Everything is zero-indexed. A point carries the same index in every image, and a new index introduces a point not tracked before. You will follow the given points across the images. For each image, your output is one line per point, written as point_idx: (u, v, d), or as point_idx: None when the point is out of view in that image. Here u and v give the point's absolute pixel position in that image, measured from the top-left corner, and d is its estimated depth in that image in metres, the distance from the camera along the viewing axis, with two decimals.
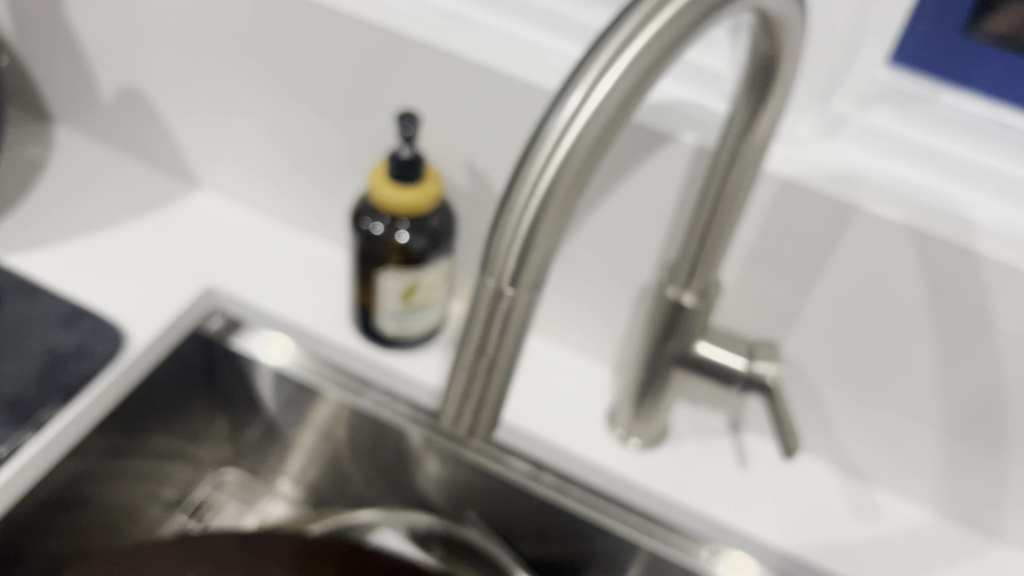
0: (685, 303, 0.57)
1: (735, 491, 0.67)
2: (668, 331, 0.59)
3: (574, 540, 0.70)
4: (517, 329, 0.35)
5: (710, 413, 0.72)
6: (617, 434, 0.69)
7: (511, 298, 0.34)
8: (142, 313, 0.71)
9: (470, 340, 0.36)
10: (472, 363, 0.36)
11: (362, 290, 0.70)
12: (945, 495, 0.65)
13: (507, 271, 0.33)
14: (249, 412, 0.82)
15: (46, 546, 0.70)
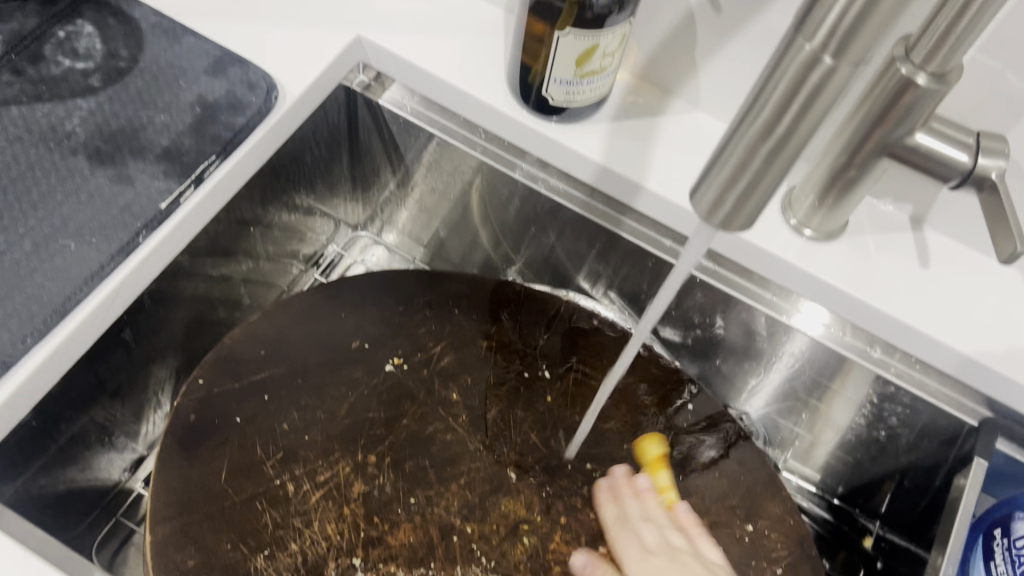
0: (918, 83, 0.51)
1: (916, 289, 0.63)
2: (884, 113, 0.54)
3: (722, 324, 0.72)
4: (820, 103, 0.32)
5: (893, 207, 0.67)
6: (791, 222, 0.65)
7: (828, 69, 0.31)
8: (292, 66, 0.67)
9: (757, 118, 0.33)
10: (748, 149, 0.34)
11: (528, 49, 0.63)
12: None
13: (831, 29, 0.31)
14: (386, 177, 0.82)
15: (202, 294, 0.72)
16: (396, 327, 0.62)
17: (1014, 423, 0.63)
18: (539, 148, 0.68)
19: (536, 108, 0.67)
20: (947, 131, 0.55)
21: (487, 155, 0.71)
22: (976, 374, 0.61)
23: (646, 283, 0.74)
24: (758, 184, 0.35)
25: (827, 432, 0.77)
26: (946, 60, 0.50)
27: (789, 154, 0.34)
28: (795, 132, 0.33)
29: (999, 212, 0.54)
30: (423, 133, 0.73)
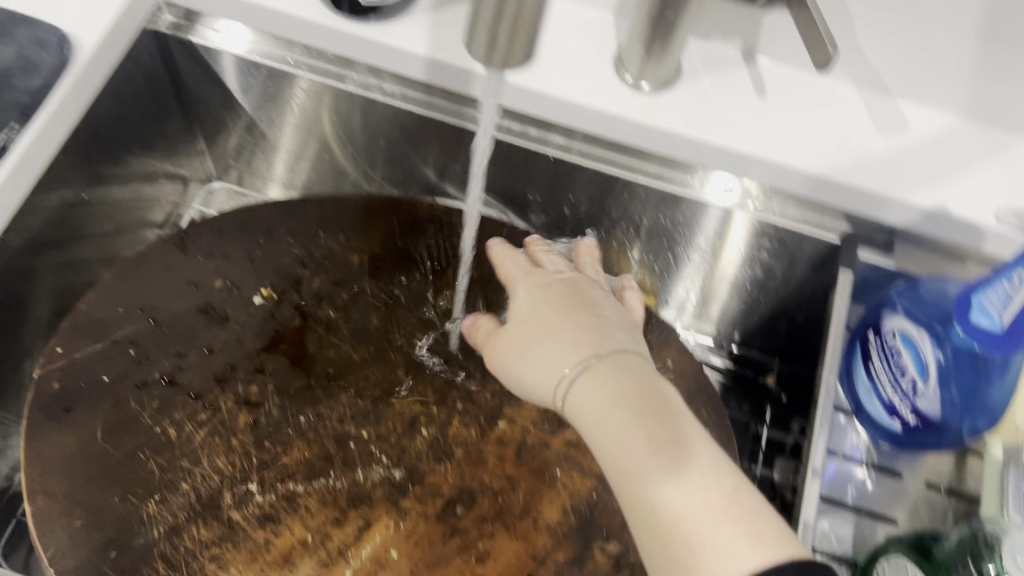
0: None
1: (757, 118, 0.63)
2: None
3: (587, 199, 0.72)
4: None
5: (723, 43, 0.67)
6: (626, 79, 0.64)
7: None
8: (90, 17, 0.63)
9: None
10: None
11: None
12: (975, 94, 0.62)
13: None
14: (224, 120, 0.80)
15: (53, 270, 0.69)
16: (262, 263, 0.60)
17: (873, 231, 0.64)
18: (365, 54, 0.67)
19: (353, 13, 0.66)
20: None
21: (316, 73, 0.69)
22: (830, 189, 0.62)
23: (505, 177, 0.73)
24: None
25: (715, 284, 0.78)
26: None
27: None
28: None
29: (810, 22, 0.55)
30: (244, 64, 0.70)
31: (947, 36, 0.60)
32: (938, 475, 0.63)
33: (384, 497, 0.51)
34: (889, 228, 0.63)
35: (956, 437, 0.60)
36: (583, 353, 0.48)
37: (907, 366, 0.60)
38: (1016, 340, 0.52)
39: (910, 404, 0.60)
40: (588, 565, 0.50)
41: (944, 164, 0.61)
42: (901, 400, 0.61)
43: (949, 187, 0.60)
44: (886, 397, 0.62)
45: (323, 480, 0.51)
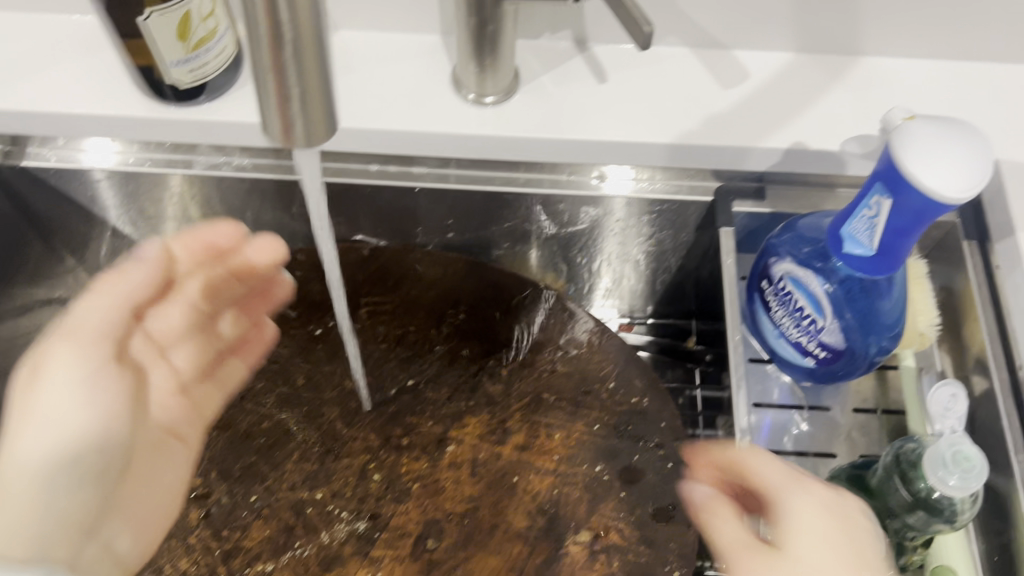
0: None
1: (601, 102, 0.66)
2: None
3: (469, 219, 0.74)
4: None
5: (553, 38, 0.68)
6: (470, 97, 0.65)
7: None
8: None
9: (258, 21, 0.31)
10: (276, 64, 0.32)
11: (131, 49, 0.60)
12: (801, 29, 0.66)
13: None
14: (85, 229, 0.78)
15: None
16: None
17: (742, 182, 0.67)
18: (204, 137, 0.66)
19: (178, 98, 0.63)
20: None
21: (160, 165, 0.68)
22: (688, 155, 0.65)
23: (384, 215, 0.73)
24: (310, 85, 0.33)
25: (619, 266, 0.81)
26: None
27: (312, 40, 0.32)
28: (302, 32, 0.31)
29: (621, 3, 0.54)
30: (82, 173, 0.68)
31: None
32: (862, 400, 0.67)
33: (354, 553, 0.54)
34: (757, 176, 0.67)
35: (864, 364, 0.61)
36: (777, 554, 0.43)
37: (804, 306, 0.60)
38: (893, 256, 0.52)
39: (816, 341, 0.61)
40: (563, 561, 0.54)
41: (789, 104, 0.65)
42: (807, 338, 0.61)
43: (796, 125, 0.64)
44: (794, 338, 0.63)
45: (291, 553, 0.54)
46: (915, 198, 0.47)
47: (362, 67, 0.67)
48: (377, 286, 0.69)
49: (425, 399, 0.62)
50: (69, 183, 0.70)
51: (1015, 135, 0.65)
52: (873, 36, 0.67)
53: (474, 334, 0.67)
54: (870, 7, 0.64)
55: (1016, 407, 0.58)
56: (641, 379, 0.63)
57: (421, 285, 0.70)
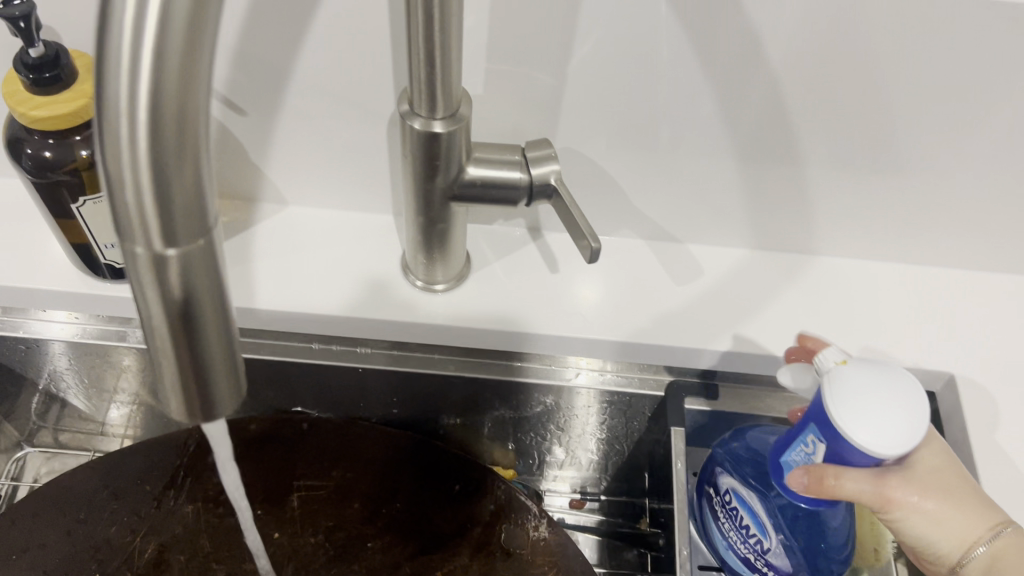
0: (436, 130, 0.50)
1: (555, 292, 0.65)
2: (431, 164, 0.53)
3: (414, 398, 0.71)
4: (201, 283, 0.27)
5: (507, 225, 0.68)
6: (418, 283, 0.64)
7: (177, 261, 0.26)
8: None
9: (152, 319, 0.28)
10: (173, 356, 0.29)
11: (65, 228, 0.57)
12: (756, 228, 0.66)
13: (145, 224, 0.25)
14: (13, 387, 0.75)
15: None
16: (84, 542, 0.60)
17: (694, 378, 0.65)
18: (139, 312, 0.64)
19: (114, 274, 0.61)
20: (495, 156, 0.54)
21: (91, 336, 0.65)
22: (639, 352, 0.63)
23: (325, 392, 0.71)
24: (213, 371, 0.30)
25: (570, 443, 0.78)
26: (446, 100, 0.49)
27: (215, 326, 0.29)
28: (204, 327, 0.29)
29: (569, 215, 0.53)
30: (9, 340, 0.65)
31: (712, 174, 0.62)
32: None
33: None
34: (709, 373, 0.65)
35: None
36: None
37: (749, 523, 0.57)
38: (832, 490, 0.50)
39: (763, 559, 0.57)
40: None
41: (743, 304, 0.65)
42: (754, 556, 0.58)
43: (749, 326, 0.63)
44: (742, 552, 0.59)
45: None
46: (852, 445, 0.45)
47: (311, 246, 0.66)
48: (312, 468, 0.66)
49: None
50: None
51: (970, 344, 0.64)
52: (827, 238, 0.66)
53: (411, 526, 0.64)
54: (822, 211, 0.64)
55: None
56: None
57: (359, 467, 0.67)
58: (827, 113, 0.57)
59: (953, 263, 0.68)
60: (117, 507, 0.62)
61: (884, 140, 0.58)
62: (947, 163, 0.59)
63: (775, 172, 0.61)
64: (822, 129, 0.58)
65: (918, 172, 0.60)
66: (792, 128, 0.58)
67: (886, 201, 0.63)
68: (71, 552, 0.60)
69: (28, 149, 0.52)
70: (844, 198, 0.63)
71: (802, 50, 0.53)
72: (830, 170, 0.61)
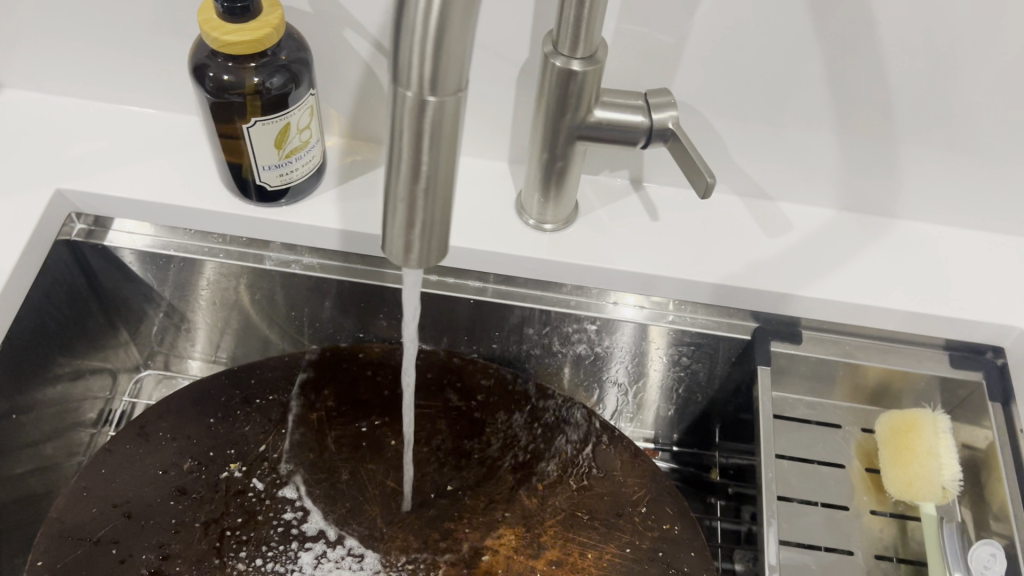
0: (574, 69, 0.57)
1: (655, 237, 0.71)
2: (562, 104, 0.59)
3: (514, 334, 0.77)
4: (446, 133, 0.34)
5: (611, 176, 0.74)
6: (531, 222, 0.70)
7: (437, 106, 0.33)
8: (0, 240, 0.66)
9: (399, 160, 0.35)
10: (408, 196, 0.36)
11: (226, 148, 0.64)
12: (844, 191, 0.71)
13: (420, 72, 0.32)
14: (143, 306, 0.81)
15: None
16: (224, 436, 0.66)
17: (778, 325, 0.71)
18: (279, 236, 0.71)
19: (261, 198, 0.68)
20: (620, 100, 0.61)
21: (232, 256, 0.72)
22: (731, 295, 0.69)
23: (433, 324, 0.77)
24: (433, 217, 0.37)
25: (651, 390, 0.83)
26: (586, 43, 0.55)
27: (445, 174, 0.35)
28: (438, 173, 0.35)
29: (686, 155, 0.59)
30: (157, 256, 0.73)
31: (810, 137, 0.67)
32: (884, 546, 0.68)
33: None
34: (793, 320, 0.71)
35: None
36: None
37: None
38: None
39: None
40: None
41: (830, 258, 0.70)
42: None
43: (835, 277, 0.69)
44: None
45: None
46: None
47: None
48: (423, 391, 0.72)
49: (463, 505, 0.66)
50: (142, 266, 0.75)
51: None
52: (909, 204, 0.72)
53: (515, 445, 0.69)
54: (909, 177, 0.69)
55: None
56: (674, 506, 0.66)
57: (462, 392, 0.72)
58: (925, 82, 0.62)
59: None
60: (252, 410, 0.68)
61: (975, 108, 0.63)
62: None
63: (868, 137, 0.66)
64: (918, 98, 0.63)
65: (1003, 142, 0.65)
66: (889, 93, 0.63)
67: (971, 169, 0.68)
68: (212, 443, 0.66)
69: (211, 72, 0.59)
70: (931, 166, 0.68)
71: (906, 19, 0.58)
72: (920, 137, 0.66)
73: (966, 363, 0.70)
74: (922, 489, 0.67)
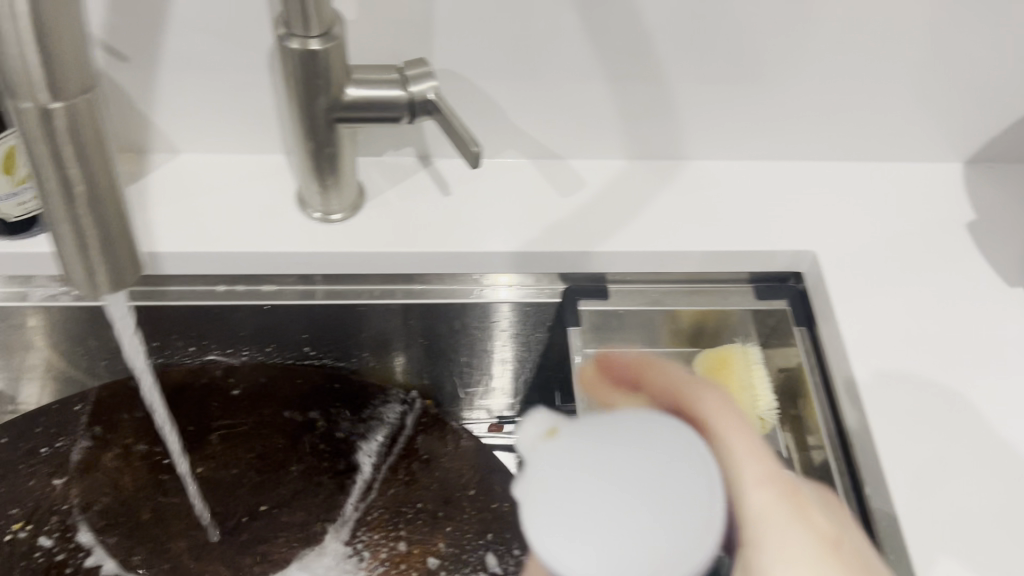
0: (313, 49, 0.53)
1: (447, 213, 0.68)
2: (310, 85, 0.56)
3: (327, 333, 0.71)
4: (91, 138, 0.33)
5: (396, 156, 0.71)
6: (315, 216, 0.66)
7: (65, 111, 0.32)
8: None
9: (48, 178, 0.34)
10: (68, 212, 0.35)
11: None
12: (630, 140, 0.71)
13: (30, 78, 0.30)
14: None
15: None
16: (15, 492, 0.66)
17: (585, 283, 0.70)
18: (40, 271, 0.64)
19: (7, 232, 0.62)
20: (374, 75, 0.57)
21: None
22: (531, 261, 0.68)
23: (238, 337, 0.71)
24: (111, 228, 0.36)
25: None
26: (318, 19, 0.52)
27: (104, 181, 0.35)
28: (98, 180, 0.35)
29: (451, 125, 0.57)
30: None
31: (583, 90, 0.66)
32: None
33: None
34: (599, 276, 0.70)
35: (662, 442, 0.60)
36: None
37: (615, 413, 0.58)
38: None
39: None
40: None
41: (624, 209, 0.69)
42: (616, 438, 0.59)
43: (631, 227, 0.68)
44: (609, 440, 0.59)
45: None
46: None
47: (208, 191, 0.67)
48: (229, 411, 0.71)
49: (280, 523, 0.67)
50: None
51: (828, 229, 0.70)
52: (695, 146, 0.72)
53: (328, 454, 0.70)
54: (689, 117, 0.69)
55: (849, 485, 0.62)
56: None
57: (276, 404, 0.72)
58: (679, 20, 0.61)
59: (812, 157, 0.74)
60: (38, 462, 0.66)
61: (733, 41, 0.63)
62: (793, 60, 0.65)
63: (641, 82, 0.65)
64: (678, 37, 0.62)
65: (768, 71, 0.66)
66: (648, 36, 0.62)
67: (744, 101, 0.68)
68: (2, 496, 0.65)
69: None
70: (707, 104, 0.68)
71: None
72: (689, 75, 0.65)
73: (770, 292, 0.71)
74: None
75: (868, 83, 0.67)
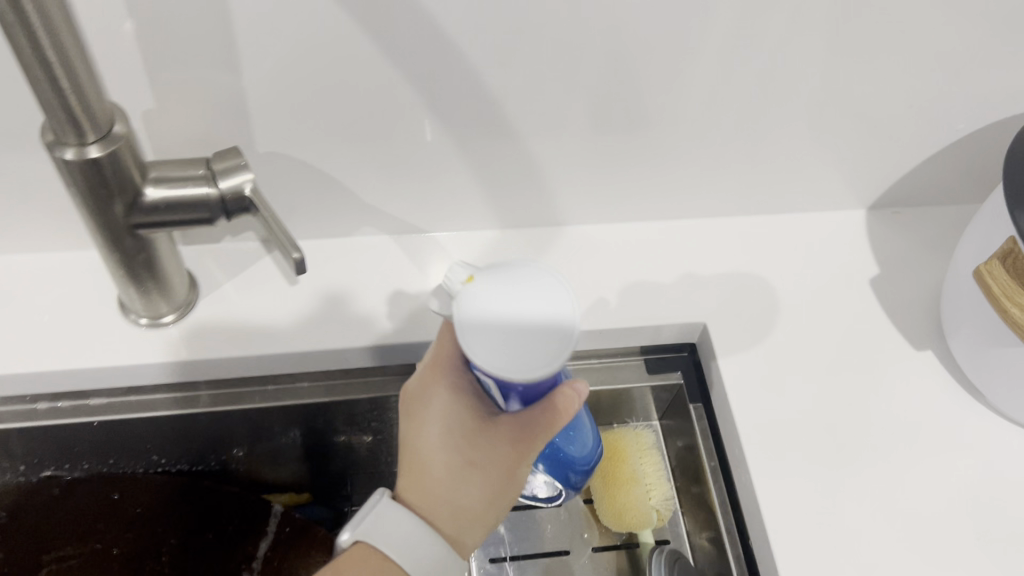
0: (93, 155, 0.45)
1: (295, 305, 0.61)
2: (98, 192, 0.47)
3: (172, 441, 0.65)
4: None
5: (237, 241, 0.63)
6: (142, 320, 0.59)
7: None
8: None
9: None
10: None
11: None
12: (499, 209, 0.64)
13: None
14: None
15: None
16: None
17: None
18: None
19: None
20: (177, 173, 0.50)
21: None
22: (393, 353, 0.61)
23: (72, 454, 0.63)
24: None
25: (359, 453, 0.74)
26: (92, 122, 0.43)
27: None
28: None
29: (270, 228, 0.49)
30: None
31: (436, 165, 0.59)
32: None
33: None
34: None
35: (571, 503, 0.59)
36: None
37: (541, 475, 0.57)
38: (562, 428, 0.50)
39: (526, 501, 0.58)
40: None
41: None
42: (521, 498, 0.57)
43: None
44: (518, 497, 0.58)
45: None
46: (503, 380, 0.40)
47: (18, 298, 0.59)
48: (63, 532, 0.64)
49: None
50: None
51: (720, 295, 0.64)
52: (572, 210, 0.66)
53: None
54: (560, 183, 0.62)
55: None
56: None
57: (119, 524, 0.65)
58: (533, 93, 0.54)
59: (701, 212, 0.68)
60: None
61: (598, 110, 0.56)
62: (667, 125, 0.58)
63: (501, 154, 0.58)
64: (534, 109, 0.55)
65: (640, 136, 0.59)
66: (501, 110, 0.55)
67: (619, 166, 0.62)
68: None
69: None
70: (578, 170, 0.61)
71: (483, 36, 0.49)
72: (553, 145, 0.58)
73: (662, 366, 0.65)
74: (634, 517, 0.62)
75: (752, 142, 0.61)
